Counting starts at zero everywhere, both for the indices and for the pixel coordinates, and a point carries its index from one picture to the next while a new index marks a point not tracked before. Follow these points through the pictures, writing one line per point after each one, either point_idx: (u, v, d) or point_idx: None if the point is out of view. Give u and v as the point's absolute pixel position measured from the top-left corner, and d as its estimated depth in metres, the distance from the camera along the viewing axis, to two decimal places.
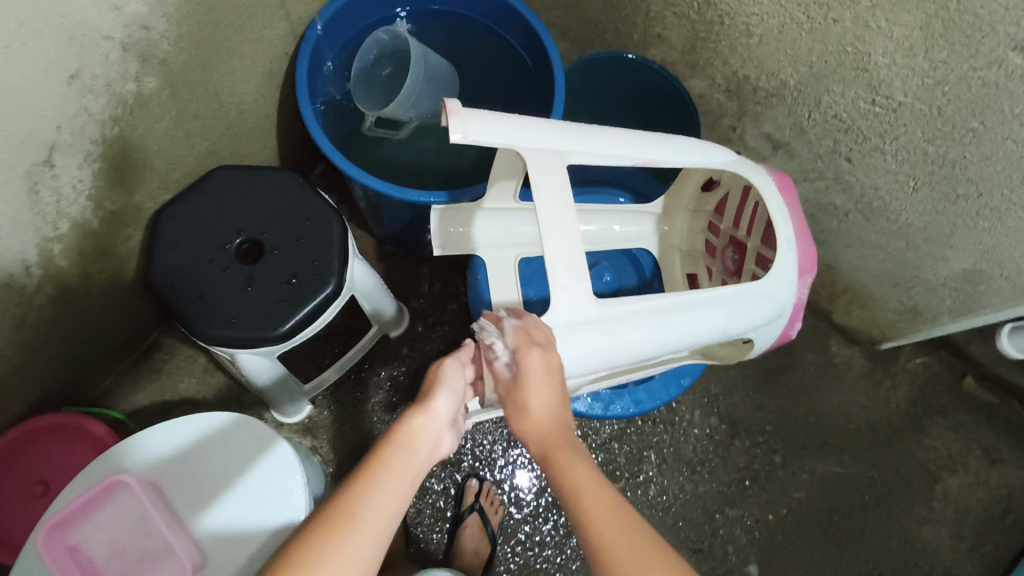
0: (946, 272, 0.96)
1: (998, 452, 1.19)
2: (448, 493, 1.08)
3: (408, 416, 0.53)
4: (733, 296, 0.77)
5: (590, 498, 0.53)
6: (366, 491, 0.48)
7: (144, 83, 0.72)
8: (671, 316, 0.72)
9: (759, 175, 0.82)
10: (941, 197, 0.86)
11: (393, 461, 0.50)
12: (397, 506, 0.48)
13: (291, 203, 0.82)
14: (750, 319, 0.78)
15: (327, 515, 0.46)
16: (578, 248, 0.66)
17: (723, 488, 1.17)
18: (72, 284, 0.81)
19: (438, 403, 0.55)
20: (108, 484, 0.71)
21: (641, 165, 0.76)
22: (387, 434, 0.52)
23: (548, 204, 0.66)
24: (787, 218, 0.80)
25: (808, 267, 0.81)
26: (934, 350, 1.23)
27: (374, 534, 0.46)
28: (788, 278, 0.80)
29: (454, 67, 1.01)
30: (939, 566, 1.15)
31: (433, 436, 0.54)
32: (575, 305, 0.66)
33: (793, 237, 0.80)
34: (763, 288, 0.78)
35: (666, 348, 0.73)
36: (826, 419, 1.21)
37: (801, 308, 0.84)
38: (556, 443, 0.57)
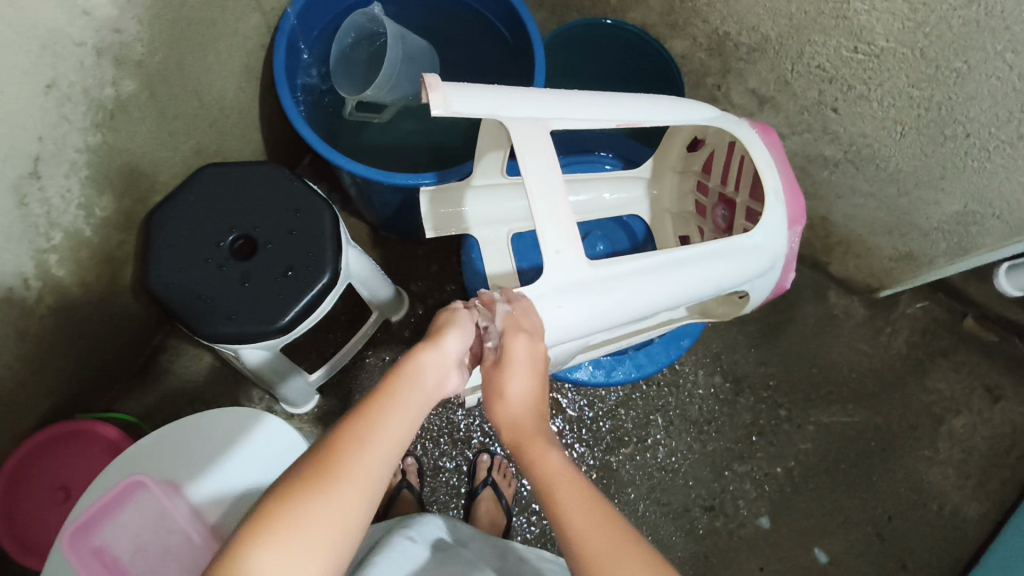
0: (938, 215, 0.96)
1: (1000, 390, 1.21)
2: (461, 470, 1.10)
3: (417, 350, 0.55)
4: (724, 250, 0.77)
5: (563, 487, 0.51)
6: (377, 416, 0.49)
7: (122, 87, 0.71)
8: (665, 274, 0.73)
9: (743, 129, 0.81)
10: (929, 141, 0.86)
11: (403, 389, 0.52)
12: (402, 435, 0.50)
13: (281, 196, 0.82)
14: (742, 272, 0.78)
15: (339, 436, 0.48)
16: (568, 215, 0.66)
17: (731, 445, 1.18)
18: (71, 292, 0.81)
19: (449, 338, 0.57)
20: (127, 485, 0.72)
21: (624, 127, 0.76)
22: (397, 365, 0.54)
23: (534, 174, 0.66)
24: (774, 170, 0.80)
25: (798, 217, 0.82)
26: (932, 294, 1.24)
27: (383, 458, 0.48)
28: (779, 229, 0.80)
29: (432, 46, 1.00)
30: (947, 505, 1.17)
31: (440, 369, 0.55)
32: (569, 273, 0.66)
33: (781, 189, 0.80)
34: (753, 240, 0.79)
35: (662, 306, 0.74)
36: (829, 370, 1.23)
37: (794, 258, 0.85)
38: (530, 434, 0.55)
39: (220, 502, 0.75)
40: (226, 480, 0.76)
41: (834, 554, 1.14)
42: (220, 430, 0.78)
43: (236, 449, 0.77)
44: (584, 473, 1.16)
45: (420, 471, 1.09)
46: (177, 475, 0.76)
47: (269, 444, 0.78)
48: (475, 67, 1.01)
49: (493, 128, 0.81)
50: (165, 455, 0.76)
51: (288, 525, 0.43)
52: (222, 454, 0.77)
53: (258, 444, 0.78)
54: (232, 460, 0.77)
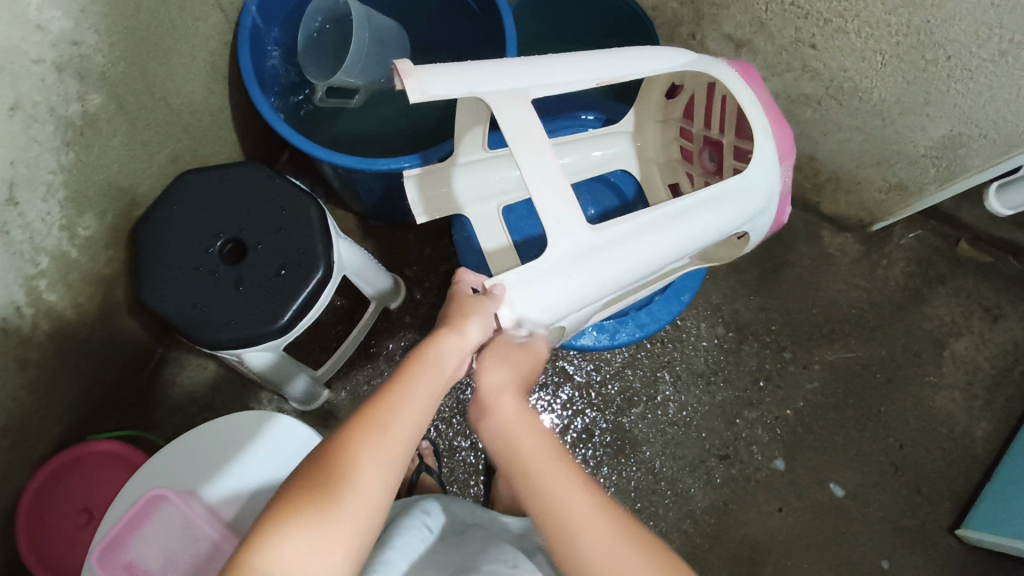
0: (926, 141, 0.95)
1: (999, 309, 1.22)
2: (477, 447, 1.11)
3: (439, 335, 0.54)
4: (722, 194, 0.77)
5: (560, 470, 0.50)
6: (398, 405, 0.49)
7: (89, 101, 0.70)
8: (666, 227, 0.72)
9: (722, 69, 0.80)
10: (911, 68, 0.85)
11: (424, 377, 0.52)
12: (421, 418, 0.50)
13: (264, 196, 0.81)
14: (740, 215, 0.78)
15: (364, 420, 0.48)
16: (562, 181, 0.65)
17: (739, 393, 1.20)
18: (65, 314, 0.80)
19: (470, 326, 0.56)
20: (149, 498, 0.72)
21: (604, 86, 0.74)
22: (416, 350, 0.53)
23: (521, 144, 0.65)
24: (759, 108, 0.79)
25: (788, 150, 0.81)
26: (925, 222, 1.24)
27: (403, 447, 0.48)
28: (771, 167, 0.79)
29: (400, 27, 0.98)
30: (957, 428, 1.18)
31: (460, 355, 0.55)
32: (570, 238, 0.65)
33: (767, 124, 0.79)
34: (747, 180, 0.78)
35: (668, 258, 0.74)
36: (829, 308, 1.23)
37: (789, 192, 0.84)
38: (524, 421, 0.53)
39: (239, 504, 0.75)
40: (245, 482, 0.76)
41: (851, 487, 1.16)
42: (235, 435, 0.78)
43: (251, 453, 0.77)
44: (598, 437, 1.17)
45: (437, 453, 1.10)
46: (195, 484, 0.76)
47: (278, 442, 0.77)
48: (446, 43, 0.99)
49: (470, 103, 0.79)
50: (185, 468, 0.76)
51: (312, 513, 0.44)
52: (240, 459, 0.77)
53: (273, 447, 0.77)
54: (246, 462, 0.77)
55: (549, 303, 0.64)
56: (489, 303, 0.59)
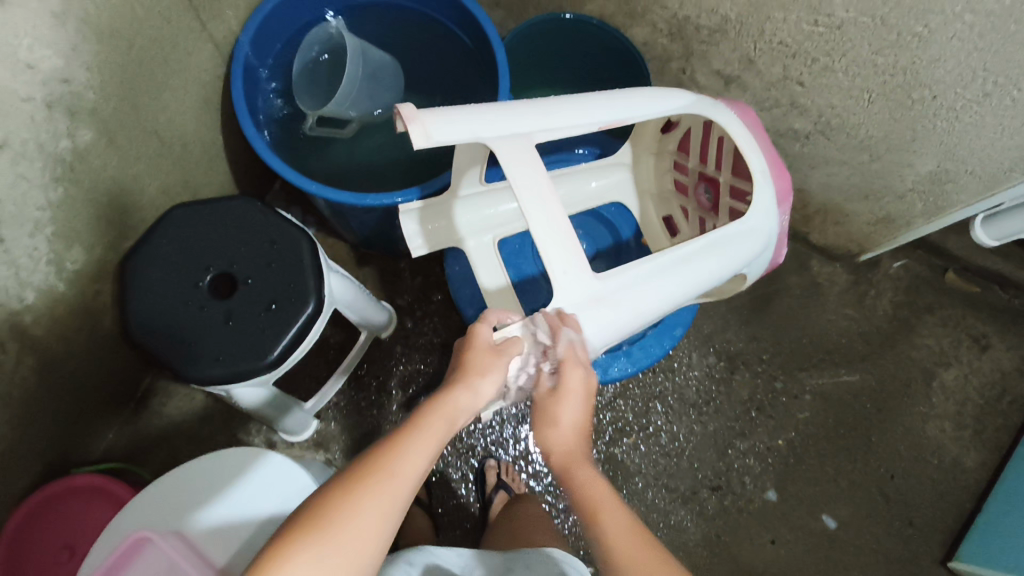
0: (913, 177, 0.97)
1: (987, 338, 1.23)
2: (467, 479, 1.10)
3: (452, 390, 0.54)
4: (719, 240, 0.77)
5: (610, 514, 0.57)
6: (404, 453, 0.50)
7: (79, 137, 0.69)
8: (670, 273, 0.73)
9: (716, 110, 0.81)
10: (897, 106, 0.87)
11: (433, 428, 0.52)
12: (424, 468, 0.51)
13: (254, 229, 0.80)
14: (737, 260, 0.78)
15: (371, 467, 0.48)
16: (567, 226, 0.64)
17: (731, 423, 1.19)
18: (51, 348, 0.79)
19: (485, 382, 0.56)
20: (135, 540, 0.68)
21: (605, 128, 0.75)
22: (429, 399, 0.54)
23: (525, 186, 0.64)
24: (758, 151, 0.80)
25: (785, 193, 0.82)
26: (912, 252, 1.25)
27: (403, 497, 0.48)
28: (770, 209, 0.80)
29: (395, 62, 0.98)
30: (947, 458, 1.19)
31: (472, 411, 0.55)
32: (576, 288, 0.64)
33: (767, 169, 0.80)
34: (745, 225, 0.78)
35: (671, 304, 0.74)
36: (819, 337, 1.24)
37: (785, 233, 0.86)
38: (577, 460, 0.59)
39: (228, 543, 0.73)
40: (233, 522, 0.74)
41: (843, 519, 1.16)
42: (224, 474, 0.76)
43: (242, 490, 0.75)
44: None
45: (427, 483, 1.10)
46: (182, 524, 0.73)
47: (272, 478, 0.77)
48: (441, 78, 0.99)
49: (472, 149, 0.79)
50: (172, 510, 0.74)
51: (317, 553, 0.44)
52: (229, 497, 0.75)
53: (264, 484, 0.76)
54: (234, 498, 0.75)
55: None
56: (501, 359, 0.58)
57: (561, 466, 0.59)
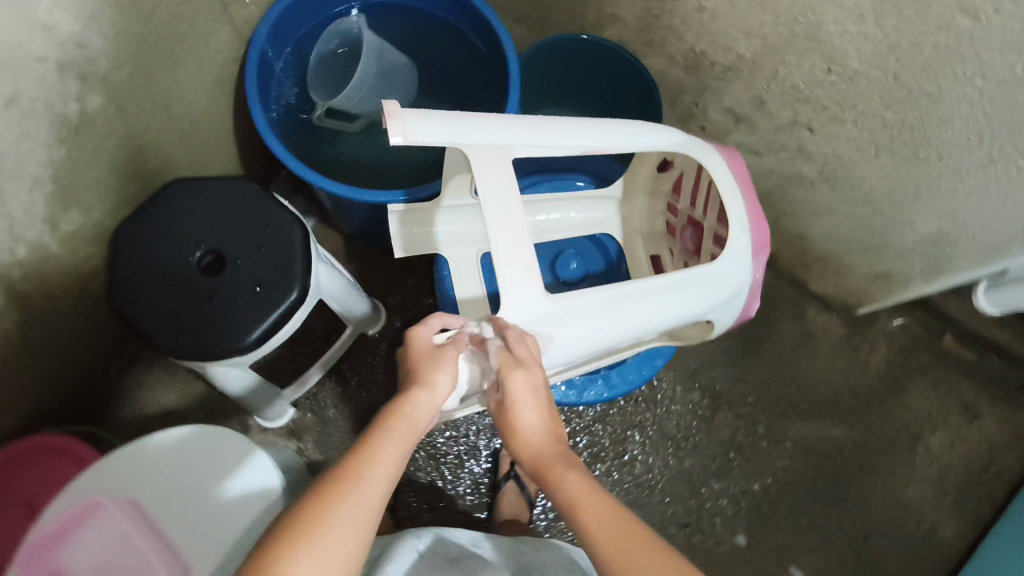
0: (914, 236, 0.96)
1: (977, 408, 1.21)
2: (434, 484, 1.11)
3: (409, 393, 0.59)
4: (686, 280, 0.77)
5: (585, 504, 0.56)
6: (373, 454, 0.53)
7: (88, 102, 0.70)
8: (630, 304, 0.73)
9: (707, 153, 0.82)
10: (903, 162, 0.86)
11: (398, 427, 0.56)
12: (395, 465, 0.54)
13: (249, 212, 0.81)
14: (703, 302, 0.79)
15: (341, 469, 0.52)
16: (527, 245, 0.65)
17: (707, 462, 1.18)
18: (37, 306, 0.80)
19: (441, 379, 0.60)
20: (91, 503, 0.72)
21: (586, 153, 0.75)
22: (392, 404, 0.58)
23: (492, 200, 0.65)
24: (739, 200, 0.80)
25: (762, 246, 0.83)
26: (911, 311, 1.24)
27: (379, 490, 0.51)
28: (744, 257, 0.80)
29: (411, 63, 0.99)
30: (924, 524, 1.17)
31: (434, 410, 0.60)
32: (526, 306, 0.65)
33: (746, 219, 0.80)
34: (717, 269, 0.78)
35: (627, 335, 0.74)
36: (807, 386, 1.22)
37: (759, 287, 0.87)
38: (549, 460, 0.60)
39: (177, 519, 0.72)
40: (187, 499, 0.73)
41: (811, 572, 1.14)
42: (185, 449, 0.75)
43: (205, 468, 0.75)
44: None
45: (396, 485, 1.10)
46: (138, 493, 0.73)
47: (235, 458, 0.75)
48: (455, 83, 1.00)
49: (457, 156, 0.79)
50: (128, 478, 0.73)
51: (302, 547, 0.46)
52: (187, 474, 0.74)
53: (224, 466, 0.75)
54: (195, 475, 0.74)
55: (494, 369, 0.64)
56: (454, 353, 0.62)
57: (538, 471, 0.60)
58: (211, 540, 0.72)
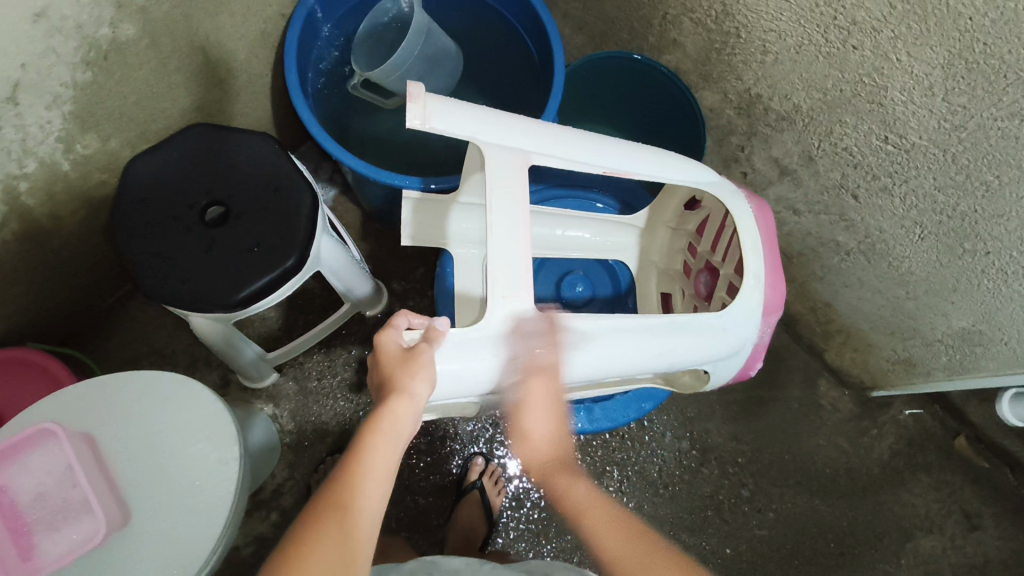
0: (944, 327, 0.91)
1: (979, 519, 1.14)
2: (400, 478, 1.09)
3: (388, 404, 0.56)
4: (688, 325, 0.73)
5: (590, 515, 0.72)
6: (357, 481, 0.53)
7: (120, 30, 0.70)
8: (626, 337, 0.69)
9: (737, 199, 0.78)
10: (947, 250, 0.81)
11: (382, 448, 0.55)
12: (382, 488, 0.54)
13: (263, 170, 0.80)
14: (701, 352, 0.74)
15: (326, 505, 0.51)
16: (527, 257, 0.63)
17: (684, 514, 1.14)
18: (41, 222, 0.80)
19: (419, 383, 0.57)
20: (39, 430, 0.69)
21: (609, 174, 0.72)
22: (371, 417, 0.56)
23: (498, 206, 0.63)
24: (760, 253, 0.77)
25: (775, 305, 0.80)
26: (927, 403, 1.17)
27: (368, 523, 0.52)
28: (753, 314, 0.77)
29: (458, 54, 0.97)
30: None
31: (415, 414, 0.58)
32: (512, 320, 0.62)
33: (762, 276, 0.77)
34: (721, 320, 0.75)
35: (615, 370, 0.70)
36: (803, 459, 1.17)
37: (762, 348, 0.84)
38: (555, 469, 0.73)
39: (131, 466, 0.71)
40: (145, 449, 0.72)
41: None
42: (152, 397, 0.74)
43: (171, 417, 0.74)
44: (526, 511, 1.10)
45: None
46: (96, 432, 0.72)
47: (200, 410, 0.75)
48: (501, 81, 0.98)
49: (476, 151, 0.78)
50: (89, 416, 0.73)
51: None
52: (149, 423, 0.73)
53: (188, 422, 0.74)
54: (157, 425, 0.73)
55: (461, 378, 0.61)
56: (430, 352, 0.58)
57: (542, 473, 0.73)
58: (161, 495, 0.71)
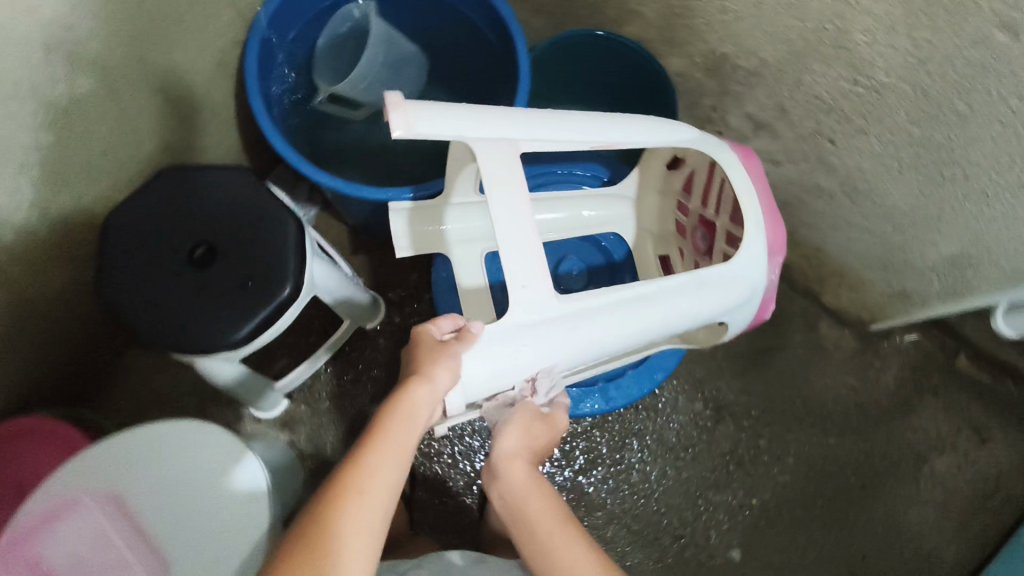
0: (934, 256, 0.92)
1: (989, 432, 1.17)
2: (429, 484, 1.10)
3: (407, 387, 0.57)
4: (700, 281, 0.74)
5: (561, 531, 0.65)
6: (375, 461, 0.56)
7: (77, 85, 0.68)
8: (642, 305, 0.70)
9: (723, 152, 0.79)
10: (927, 182, 0.82)
11: (398, 432, 0.57)
12: (398, 471, 0.57)
13: (245, 202, 0.79)
14: (717, 305, 0.76)
15: (344, 481, 0.55)
16: (536, 244, 0.63)
17: (706, 473, 1.16)
18: (27, 289, 0.79)
19: (440, 372, 0.58)
20: (66, 499, 0.71)
21: (599, 148, 0.72)
22: (391, 401, 0.58)
23: (497, 197, 0.62)
24: (755, 200, 0.78)
25: (778, 246, 0.80)
26: (925, 329, 1.19)
27: (382, 500, 0.55)
28: (759, 260, 0.78)
29: (417, 53, 0.98)
30: (925, 548, 1.14)
31: (434, 402, 0.58)
32: (533, 307, 0.62)
33: (761, 222, 0.78)
34: (731, 271, 0.76)
35: (639, 338, 0.71)
36: (813, 401, 1.19)
37: (774, 290, 0.84)
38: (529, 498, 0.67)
39: (162, 517, 0.72)
40: (171, 498, 0.72)
41: None
42: (170, 447, 0.74)
43: (193, 463, 0.74)
44: None
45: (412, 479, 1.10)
46: (120, 488, 0.72)
47: (223, 450, 0.75)
48: (467, 76, 0.98)
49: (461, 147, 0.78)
50: (111, 475, 0.72)
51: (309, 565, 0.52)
52: (171, 473, 0.73)
53: (209, 464, 0.74)
54: (178, 473, 0.73)
55: (493, 372, 0.61)
56: (459, 347, 0.59)
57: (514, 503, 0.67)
58: (194, 541, 0.71)
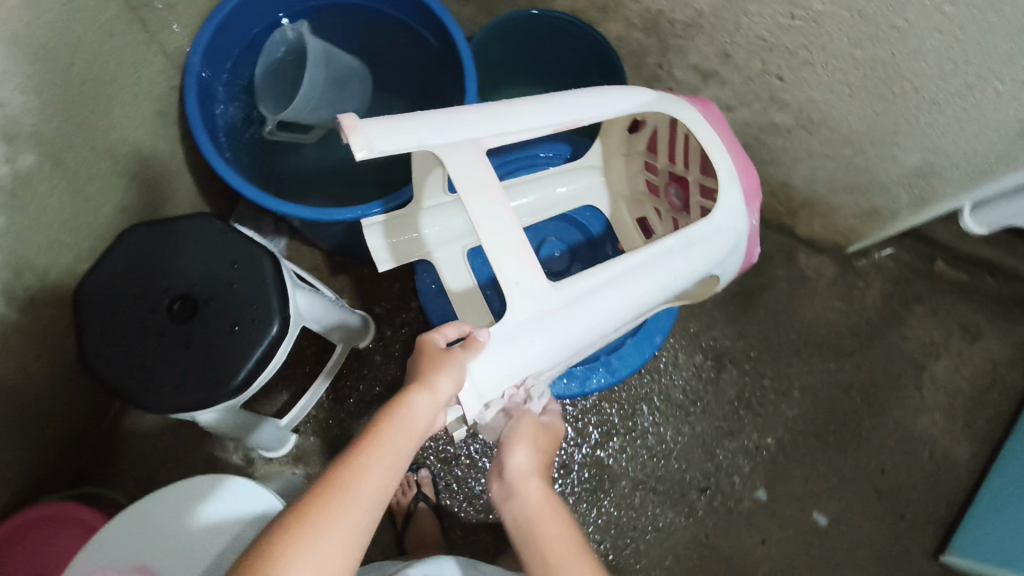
0: (897, 170, 0.94)
1: (977, 328, 1.20)
2: (453, 489, 1.10)
3: (407, 393, 0.56)
4: (687, 240, 0.75)
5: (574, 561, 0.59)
6: (363, 464, 0.51)
7: (19, 162, 0.66)
8: (635, 276, 0.71)
9: (681, 108, 0.79)
10: (878, 99, 0.84)
11: (392, 438, 0.53)
12: (390, 481, 0.52)
13: (215, 247, 0.77)
14: (707, 260, 0.77)
15: (328, 483, 0.50)
16: (522, 237, 0.63)
17: (719, 423, 1.18)
18: (10, 378, 0.77)
19: (443, 379, 0.57)
20: None
21: (562, 129, 0.72)
22: (387, 406, 0.55)
23: (472, 198, 0.62)
24: (721, 149, 0.78)
25: (753, 192, 0.80)
26: (899, 241, 1.22)
27: (366, 507, 0.50)
28: (737, 207, 0.78)
29: (359, 65, 0.96)
30: (939, 450, 1.17)
31: (433, 411, 0.56)
32: (533, 301, 0.63)
33: (732, 169, 0.78)
34: (714, 225, 0.77)
35: (639, 308, 0.72)
36: (807, 332, 1.21)
37: (758, 232, 0.84)
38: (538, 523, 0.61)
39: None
40: (197, 555, 0.71)
41: (834, 515, 1.14)
42: (186, 506, 0.73)
43: (211, 515, 0.73)
44: (577, 473, 1.14)
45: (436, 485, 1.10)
46: (146, 560, 0.71)
47: (243, 499, 0.73)
48: (412, 77, 0.97)
49: (426, 156, 0.77)
50: (135, 549, 0.71)
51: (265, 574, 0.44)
52: (192, 531, 0.72)
53: (227, 513, 0.73)
54: (200, 528, 0.72)
55: (507, 372, 0.62)
56: (463, 355, 0.59)
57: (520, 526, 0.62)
58: None
